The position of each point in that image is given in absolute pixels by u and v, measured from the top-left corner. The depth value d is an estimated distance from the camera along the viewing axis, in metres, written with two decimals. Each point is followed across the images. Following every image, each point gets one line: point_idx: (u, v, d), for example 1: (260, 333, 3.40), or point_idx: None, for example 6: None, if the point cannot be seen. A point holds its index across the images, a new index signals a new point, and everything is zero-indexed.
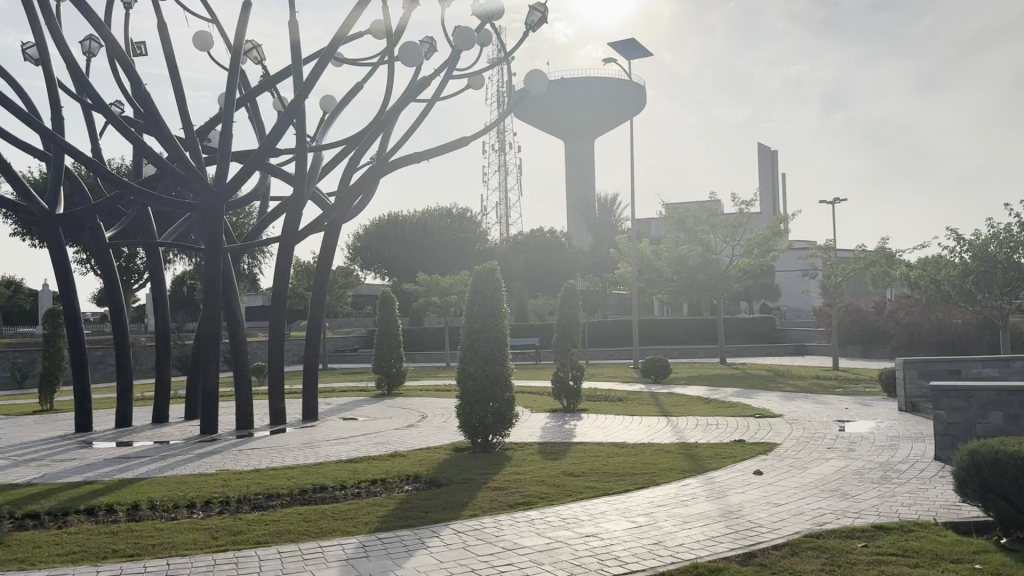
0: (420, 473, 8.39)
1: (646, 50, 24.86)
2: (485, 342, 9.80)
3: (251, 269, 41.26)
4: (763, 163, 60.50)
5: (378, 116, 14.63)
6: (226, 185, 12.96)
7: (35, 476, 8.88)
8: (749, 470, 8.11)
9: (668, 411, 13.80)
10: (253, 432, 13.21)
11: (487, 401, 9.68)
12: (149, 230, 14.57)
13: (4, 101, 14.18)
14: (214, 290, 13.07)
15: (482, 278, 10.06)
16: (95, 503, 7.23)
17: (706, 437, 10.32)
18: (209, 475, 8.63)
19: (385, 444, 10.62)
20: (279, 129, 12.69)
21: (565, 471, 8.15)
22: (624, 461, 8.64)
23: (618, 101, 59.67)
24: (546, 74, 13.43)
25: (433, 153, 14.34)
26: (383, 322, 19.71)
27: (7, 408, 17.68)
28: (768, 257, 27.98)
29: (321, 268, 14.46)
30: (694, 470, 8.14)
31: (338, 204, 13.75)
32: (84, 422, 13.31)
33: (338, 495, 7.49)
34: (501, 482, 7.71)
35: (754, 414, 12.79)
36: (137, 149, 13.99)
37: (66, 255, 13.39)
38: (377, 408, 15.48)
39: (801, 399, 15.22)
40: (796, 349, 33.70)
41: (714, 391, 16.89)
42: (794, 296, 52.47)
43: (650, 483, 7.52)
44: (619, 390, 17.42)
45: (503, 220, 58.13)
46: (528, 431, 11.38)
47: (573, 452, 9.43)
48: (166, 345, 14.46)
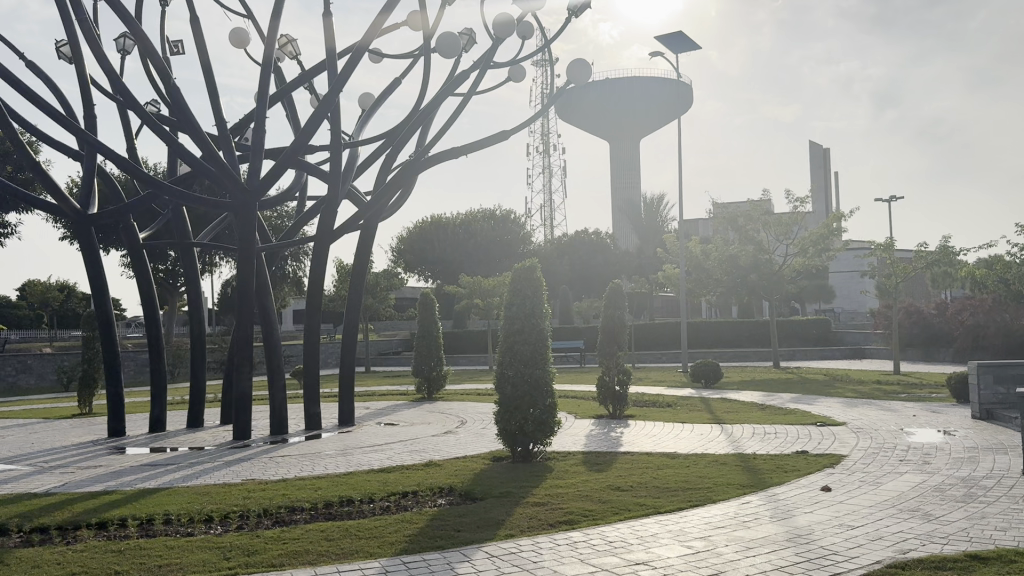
0: (454, 484, 7.80)
1: (694, 44, 24.06)
2: (525, 345, 9.20)
3: (296, 272, 41.30)
4: (815, 161, 58.96)
5: (415, 111, 14.13)
6: (259, 183, 12.53)
7: (57, 484, 8.53)
8: (815, 487, 7.36)
9: (721, 417, 13.01)
10: (287, 438, 12.78)
11: (528, 408, 9.06)
12: (184, 230, 14.24)
13: (40, 103, 14.02)
14: (248, 291, 12.65)
15: (521, 276, 9.47)
16: (108, 515, 6.79)
17: (764, 448, 9.55)
18: (234, 485, 8.17)
19: (421, 452, 10.07)
20: (313, 124, 12.24)
21: (612, 485, 7.49)
22: (675, 474, 7.95)
23: (664, 101, 58.73)
24: (590, 64, 12.77)
25: (472, 149, 13.79)
26: (422, 324, 19.22)
27: (48, 411, 17.60)
28: (825, 256, 26.88)
29: (357, 268, 13.99)
30: (754, 485, 7.40)
31: (375, 201, 13.25)
32: (118, 427, 13.07)
33: (367, 509, 6.94)
34: (541, 497, 7.08)
35: (815, 422, 11.93)
36: (170, 148, 13.69)
37: (99, 257, 13.12)
38: (415, 413, 14.94)
39: (864, 405, 14.30)
40: (853, 352, 32.48)
41: (770, 397, 16.01)
42: (849, 298, 50.84)
43: (707, 500, 6.82)
44: (668, 395, 16.68)
45: (547, 222, 57.52)
46: (572, 439, 10.73)
47: (620, 462, 8.76)
48: (201, 348, 14.12)
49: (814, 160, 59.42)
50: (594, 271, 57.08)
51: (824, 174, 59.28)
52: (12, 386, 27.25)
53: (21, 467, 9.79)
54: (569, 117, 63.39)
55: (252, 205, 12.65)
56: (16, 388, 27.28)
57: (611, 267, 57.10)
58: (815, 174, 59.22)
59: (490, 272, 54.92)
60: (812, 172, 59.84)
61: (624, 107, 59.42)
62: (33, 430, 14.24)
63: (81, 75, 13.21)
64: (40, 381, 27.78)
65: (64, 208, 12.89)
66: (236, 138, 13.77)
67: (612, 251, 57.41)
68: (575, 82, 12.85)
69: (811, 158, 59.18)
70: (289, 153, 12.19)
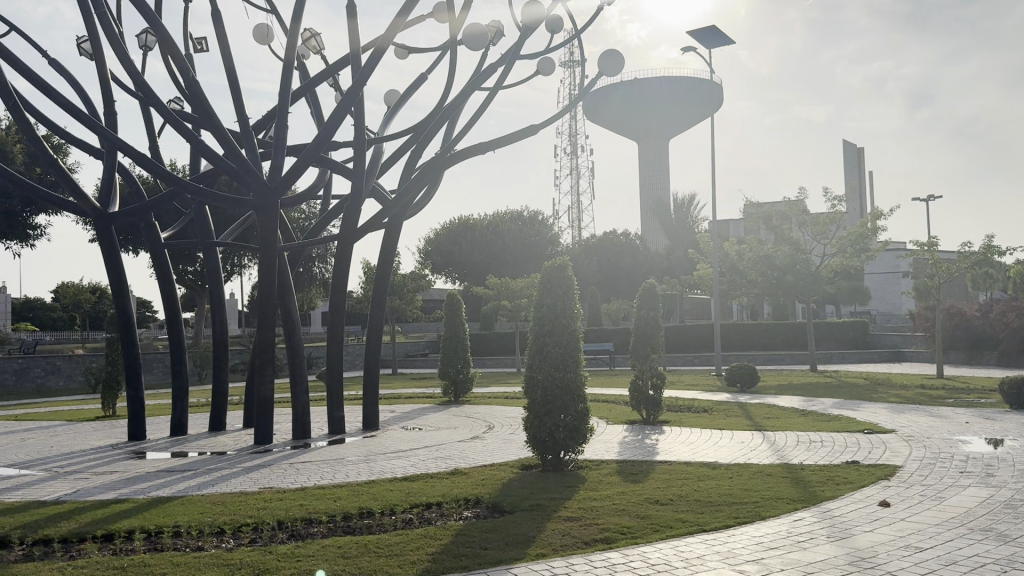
0: (481, 495, 7.32)
1: (728, 38, 23.41)
2: (556, 347, 8.71)
3: (323, 274, 41.15)
4: (849, 161, 57.92)
5: (441, 106, 13.71)
6: (281, 180, 12.15)
7: (68, 492, 8.20)
8: (871, 502, 6.79)
9: (760, 423, 12.43)
10: (310, 442, 12.40)
11: (559, 413, 8.55)
12: (206, 229, 13.93)
13: (61, 100, 13.83)
14: (269, 290, 12.27)
15: (551, 274, 8.98)
16: (115, 527, 6.41)
17: (810, 457, 8.99)
18: (251, 494, 7.75)
19: (445, 459, 9.61)
20: (336, 119, 11.86)
21: (651, 499, 6.98)
22: (717, 487, 7.42)
23: (693, 100, 57.93)
24: (622, 55, 12.26)
25: (499, 144, 13.35)
26: (449, 326, 18.79)
27: (72, 413, 17.45)
28: (865, 256, 26.04)
29: (382, 268, 13.59)
30: (805, 500, 6.86)
31: (399, 198, 12.83)
32: (137, 431, 12.77)
33: (388, 523, 6.49)
34: (575, 511, 6.59)
35: (861, 429, 11.30)
36: (192, 145, 13.39)
37: (119, 256, 12.86)
38: (441, 418, 14.51)
39: (912, 412, 13.62)
40: (891, 355, 31.55)
41: (811, 402, 15.38)
42: (886, 300, 49.68)
43: (754, 517, 6.30)
44: (704, 400, 16.08)
45: (575, 223, 56.91)
46: (605, 447, 10.22)
47: (656, 472, 8.24)
48: (223, 350, 13.80)
49: (849, 159, 58.30)
50: (623, 272, 56.44)
51: (858, 173, 58.14)
52: (41, 387, 27.29)
53: (35, 472, 9.49)
54: (596, 117, 62.75)
55: (274, 202, 12.25)
56: (45, 389, 27.32)
57: (640, 268, 56.45)
58: (849, 174, 58.09)
59: (518, 274, 54.40)
60: (846, 171, 58.73)
61: (653, 107, 58.67)
62: (54, 432, 14.02)
63: (102, 71, 12.96)
64: (68, 382, 27.81)
65: (84, 207, 12.64)
66: (259, 135, 13.44)
67: (641, 252, 56.73)
68: (606, 74, 12.35)
69: (845, 157, 58.15)
70: (312, 149, 11.78)
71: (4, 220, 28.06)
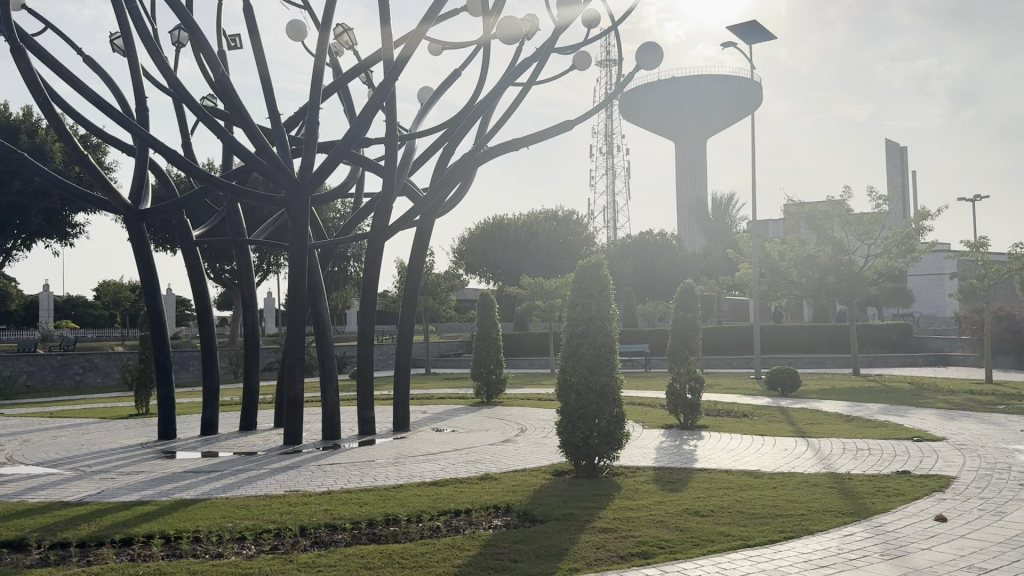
0: (512, 503, 7.03)
1: (769, 34, 22.89)
2: (590, 348, 8.39)
3: (357, 273, 41.23)
4: (891, 160, 56.82)
5: (474, 102, 13.45)
6: (312, 177, 11.96)
7: (93, 493, 8.08)
8: (926, 515, 6.36)
9: (804, 430, 11.98)
10: (340, 443, 12.22)
11: (593, 418, 8.22)
12: (238, 227, 13.81)
13: (94, 98, 13.86)
14: (300, 288, 12.09)
15: (585, 273, 8.66)
16: (135, 531, 6.25)
17: (858, 467, 8.55)
18: (275, 497, 7.55)
19: (476, 463, 9.34)
20: (368, 114, 11.64)
21: (690, 510, 6.64)
22: (761, 499, 7.05)
23: (730, 100, 57.19)
24: (661, 47, 11.88)
25: (533, 141, 13.06)
26: (482, 326, 18.54)
27: (106, 411, 17.55)
28: (910, 257, 25.33)
29: (412, 267, 13.37)
30: (855, 513, 6.46)
31: (431, 195, 12.58)
32: (167, 430, 12.69)
33: (415, 531, 6.22)
34: (610, 522, 6.28)
35: (910, 436, 10.81)
36: (224, 142, 13.30)
37: (150, 253, 12.78)
38: (473, 419, 14.26)
39: (963, 418, 13.05)
40: (937, 359, 30.65)
41: (856, 408, 14.86)
42: (930, 302, 48.49)
43: (802, 532, 5.92)
44: (744, 405, 15.64)
45: (610, 223, 56.38)
46: (641, 452, 9.87)
47: (695, 481, 7.88)
48: (253, 349, 13.68)
49: (891, 159, 57.09)
50: (659, 273, 55.81)
51: (901, 173, 56.90)
52: (79, 384, 27.59)
53: (62, 472, 9.42)
54: (633, 118, 62.25)
55: (305, 199, 12.06)
56: (83, 386, 27.63)
57: (677, 269, 55.80)
58: (891, 174, 56.86)
59: (553, 274, 54.05)
60: (888, 171, 57.54)
61: (690, 107, 58.05)
62: (86, 430, 14.03)
63: (135, 69, 12.94)
64: (106, 379, 28.12)
65: (116, 204, 12.59)
66: (290, 132, 13.30)
67: (678, 253, 56.08)
68: (644, 68, 11.98)
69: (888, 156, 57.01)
70: (342, 144, 11.57)
71: (45, 219, 28.50)
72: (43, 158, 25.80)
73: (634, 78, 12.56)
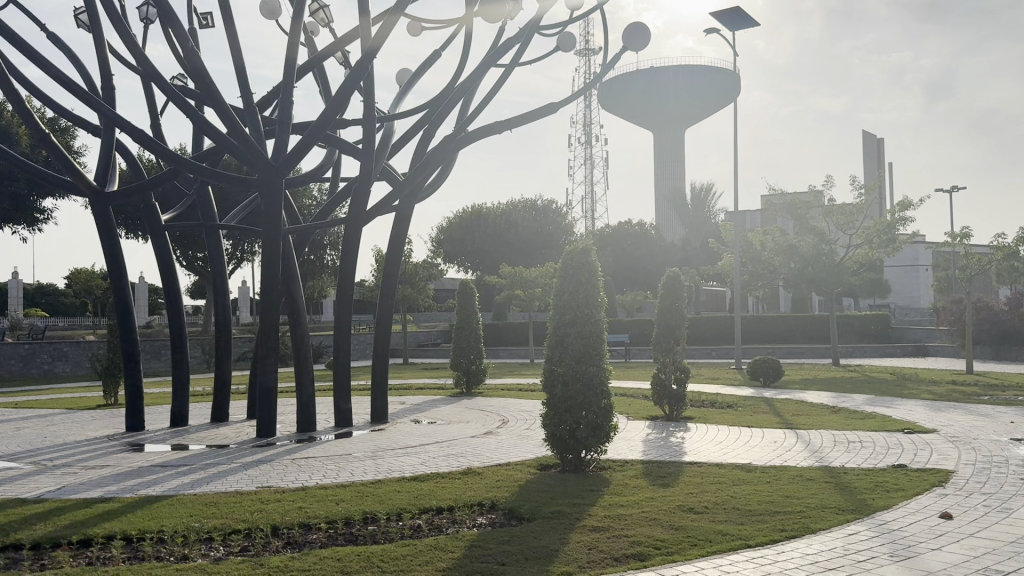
0: (496, 499, 6.68)
1: (753, 21, 22.64)
2: (577, 337, 8.04)
3: (334, 262, 40.66)
4: (869, 151, 57.07)
5: (455, 83, 13.02)
6: (287, 158, 11.47)
7: (52, 489, 7.64)
8: (931, 513, 6.10)
9: (791, 421, 11.76)
10: (316, 435, 11.80)
11: (580, 410, 7.90)
12: (209, 211, 13.28)
13: (58, 75, 13.28)
14: (274, 275, 11.61)
15: (572, 258, 8.28)
16: (94, 531, 5.84)
17: (853, 460, 8.30)
18: (246, 494, 7.14)
19: (458, 456, 8.98)
20: (345, 93, 11.18)
21: (684, 507, 6.33)
22: (757, 494, 6.78)
23: (709, 90, 57.04)
24: (647, 27, 11.52)
25: (515, 123, 12.67)
26: (462, 315, 18.14)
27: (73, 401, 16.99)
28: (890, 247, 25.29)
29: (391, 254, 12.95)
30: (856, 510, 6.18)
31: (411, 178, 12.16)
32: (135, 422, 12.21)
33: (394, 531, 5.85)
34: (600, 520, 5.95)
35: (901, 428, 10.58)
36: (195, 124, 12.78)
37: (116, 238, 12.23)
38: (454, 410, 13.89)
39: (950, 409, 12.88)
40: (915, 350, 30.73)
41: (842, 398, 14.66)
42: (906, 293, 48.83)
43: (803, 531, 5.62)
44: (728, 395, 15.43)
45: (589, 213, 56.08)
46: (628, 445, 9.56)
47: (686, 475, 7.59)
48: (225, 338, 13.19)
49: (868, 151, 57.29)
50: (638, 263, 55.70)
51: (878, 165, 57.13)
52: (48, 374, 26.89)
53: (21, 466, 8.94)
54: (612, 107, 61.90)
55: (279, 182, 11.57)
56: (52, 375, 26.94)
57: (656, 259, 55.74)
58: (868, 166, 57.07)
59: (532, 263, 53.87)
60: (865, 163, 57.76)
61: (670, 97, 57.83)
62: (50, 422, 13.49)
63: (101, 45, 12.39)
64: (76, 369, 27.41)
65: (80, 185, 12.02)
66: (263, 113, 12.80)
67: (656, 242, 55.98)
68: (630, 48, 11.61)
69: (865, 147, 57.24)
70: (318, 124, 11.09)
71: (12, 203, 27.67)
72: (9, 140, 25.02)
73: (620, 60, 12.19)
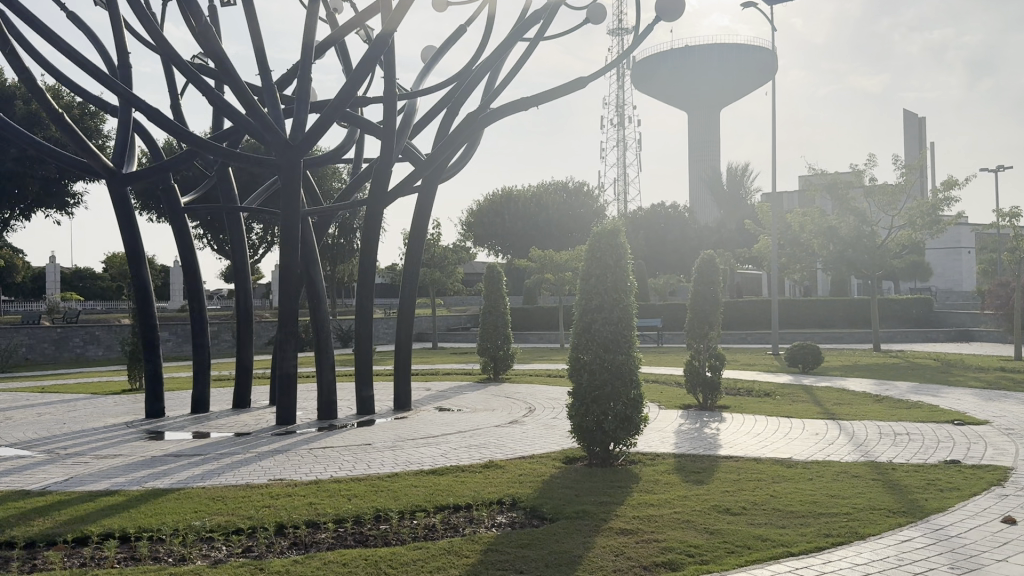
0: (517, 497, 6.27)
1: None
2: (605, 325, 7.57)
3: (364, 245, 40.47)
4: (909, 130, 55.53)
5: (480, 58, 12.54)
6: (304, 137, 11.11)
7: (59, 480, 7.37)
8: (992, 517, 5.56)
9: (833, 410, 11.20)
10: (337, 423, 11.49)
11: (608, 400, 7.44)
12: (229, 193, 12.98)
13: (76, 55, 13.04)
14: (292, 259, 11.27)
15: (601, 240, 7.79)
16: (93, 529, 5.54)
17: (900, 455, 7.76)
18: (255, 488, 6.80)
19: (480, 448, 8.59)
20: (364, 68, 10.75)
21: (719, 507, 5.87)
22: (797, 493, 6.29)
23: (742, 70, 55.76)
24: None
25: (542, 100, 12.16)
26: (489, 299, 17.74)
27: (99, 385, 16.91)
28: (934, 229, 24.37)
29: (414, 236, 12.55)
30: (908, 513, 5.66)
31: (433, 158, 11.73)
32: (154, 409, 12.03)
33: (406, 531, 5.46)
34: (628, 521, 5.52)
35: (950, 420, 9.96)
36: (214, 103, 12.45)
37: (134, 219, 11.95)
38: (479, 397, 13.50)
39: (1002, 398, 12.22)
40: (958, 335, 29.73)
41: (885, 386, 14.02)
42: (947, 276, 47.63)
43: (852, 537, 5.12)
44: (764, 383, 14.86)
45: (621, 196, 55.24)
46: (658, 437, 9.09)
47: (720, 472, 7.11)
48: (246, 324, 12.92)
49: (909, 130, 55.66)
50: (671, 246, 54.96)
51: (919, 144, 55.52)
52: (79, 357, 27.03)
53: (34, 455, 8.72)
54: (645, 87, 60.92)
55: (297, 162, 11.20)
56: (84, 359, 27.07)
57: (689, 241, 54.94)
58: (909, 145, 55.51)
59: (563, 246, 53.37)
60: (906, 143, 56.16)
61: (704, 77, 56.71)
62: (73, 407, 13.36)
63: (117, 23, 12.10)
64: (107, 352, 27.55)
65: (96, 166, 11.75)
66: (283, 92, 12.43)
67: (690, 224, 55.15)
68: (662, 18, 11.03)
69: (905, 126, 55.70)
70: (336, 103, 10.69)
71: (43, 187, 27.81)
72: (37, 125, 25.04)
73: (652, 31, 11.61)
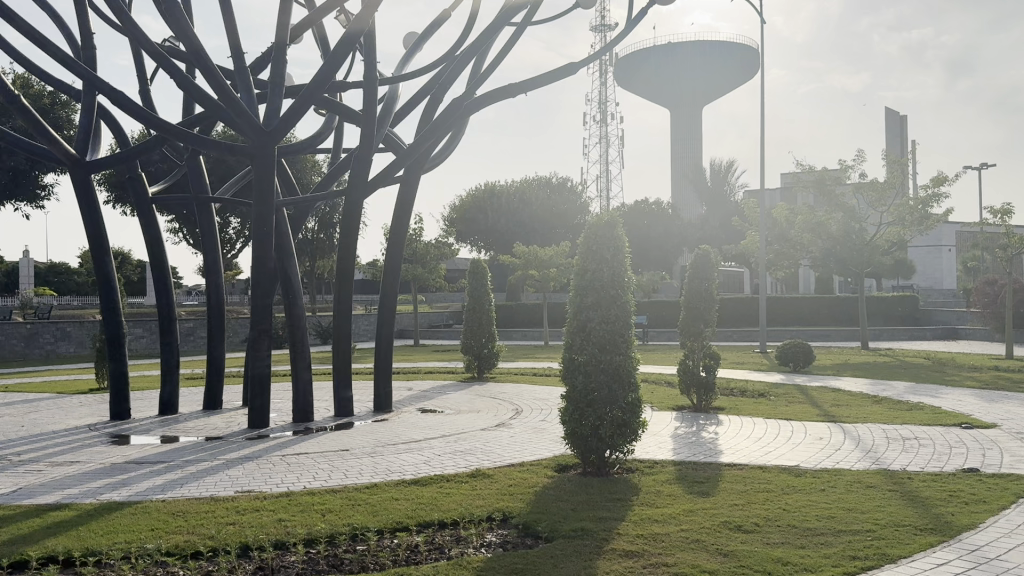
0: (508, 512, 5.73)
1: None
2: (602, 324, 7.04)
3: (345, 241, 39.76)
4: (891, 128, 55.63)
5: (463, 44, 11.98)
6: (280, 123, 10.47)
7: (7, 491, 6.74)
8: None
9: (832, 412, 10.79)
10: (314, 425, 10.90)
11: (604, 404, 6.91)
12: (200, 183, 12.30)
13: (39, 37, 12.34)
14: (265, 253, 10.65)
15: (598, 232, 7.26)
16: (32, 552, 4.93)
17: (914, 463, 7.29)
18: (218, 501, 6.20)
19: (466, 454, 8.04)
20: (342, 50, 10.14)
21: (729, 524, 5.36)
22: (813, 507, 5.81)
23: (723, 66, 55.60)
24: None
25: (531, 87, 11.61)
26: (474, 296, 17.17)
27: (65, 385, 16.18)
28: (922, 225, 24.11)
29: (396, 230, 11.97)
30: (940, 530, 5.17)
31: (416, 146, 11.12)
32: (119, 410, 11.38)
33: (387, 553, 4.89)
34: (632, 541, 5.00)
35: (957, 423, 9.54)
36: (185, 88, 11.78)
37: (96, 209, 11.21)
38: (464, 398, 12.94)
39: (1004, 399, 11.87)
40: (945, 333, 29.60)
41: (881, 386, 13.65)
42: (929, 274, 47.66)
43: (881, 560, 4.61)
44: (757, 382, 14.44)
45: (604, 192, 54.87)
46: (655, 443, 8.58)
47: (727, 481, 6.63)
48: (218, 320, 12.27)
49: (891, 128, 55.72)
50: (655, 243, 55.02)
51: (901, 142, 55.55)
52: (50, 354, 26.14)
53: None
54: (629, 84, 60.55)
55: (272, 150, 10.56)
56: (55, 356, 26.18)
57: (673, 238, 54.77)
58: (892, 143, 55.55)
59: (546, 242, 53.01)
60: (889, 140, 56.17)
61: (687, 74, 56.46)
62: (33, 408, 12.63)
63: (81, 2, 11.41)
64: (79, 350, 26.69)
65: (57, 153, 11.01)
66: (257, 77, 11.79)
67: (673, 221, 54.98)
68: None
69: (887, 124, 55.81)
70: (312, 86, 10.07)
71: (12, 179, 26.89)
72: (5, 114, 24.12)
73: (646, 16, 11.08)
